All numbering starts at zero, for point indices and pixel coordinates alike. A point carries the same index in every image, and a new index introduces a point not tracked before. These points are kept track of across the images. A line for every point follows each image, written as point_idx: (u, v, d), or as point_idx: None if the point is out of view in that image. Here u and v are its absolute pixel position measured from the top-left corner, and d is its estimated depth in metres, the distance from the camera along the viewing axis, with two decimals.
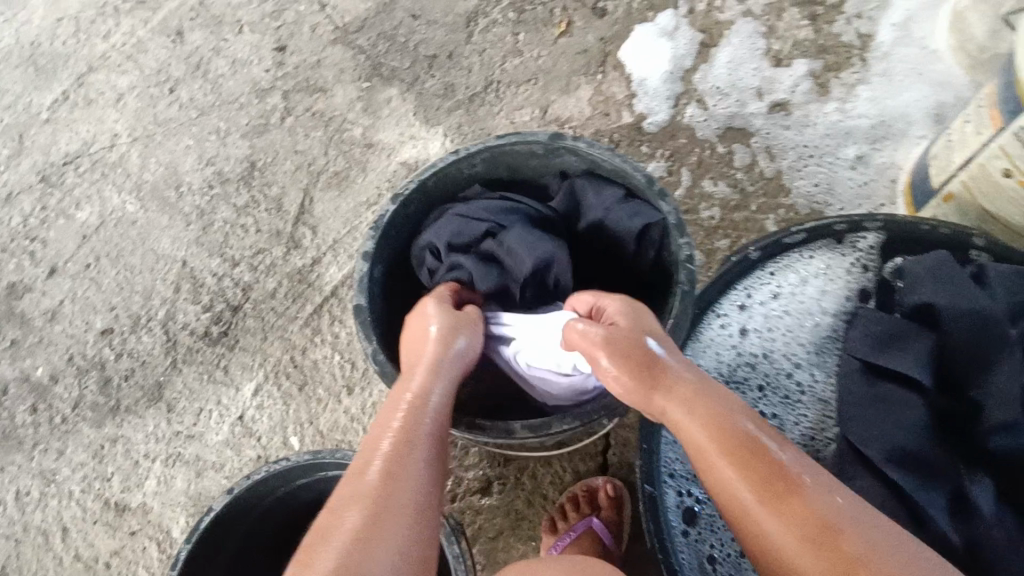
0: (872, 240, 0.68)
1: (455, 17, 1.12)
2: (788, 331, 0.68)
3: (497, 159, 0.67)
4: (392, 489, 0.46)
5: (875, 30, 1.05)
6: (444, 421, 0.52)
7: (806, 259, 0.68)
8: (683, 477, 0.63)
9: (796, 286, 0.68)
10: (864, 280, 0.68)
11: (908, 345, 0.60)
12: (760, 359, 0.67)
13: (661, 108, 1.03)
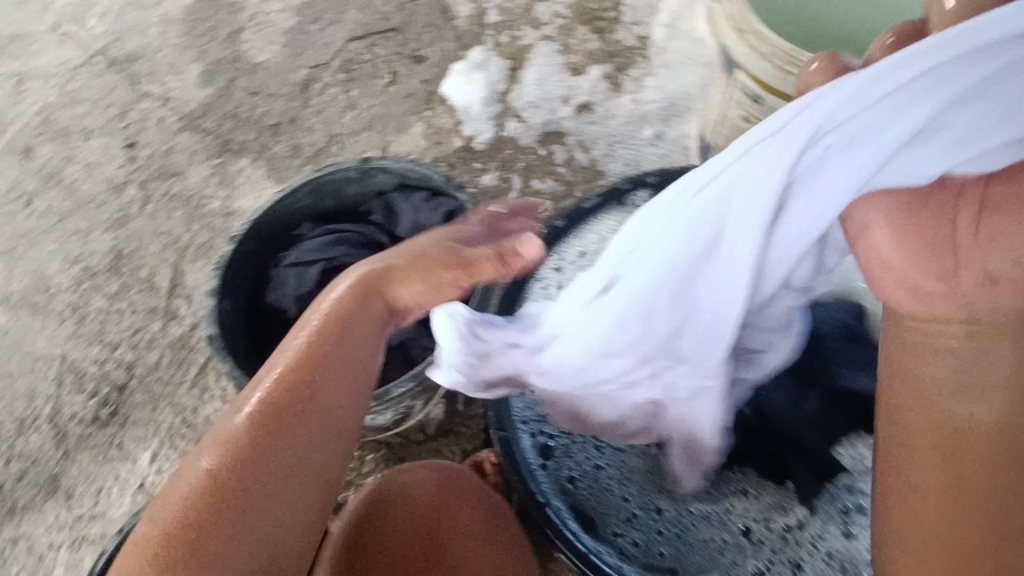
0: (644, 195, 0.82)
1: (290, 87, 1.23)
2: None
3: (320, 194, 0.76)
4: (255, 439, 0.51)
5: (650, 31, 1.24)
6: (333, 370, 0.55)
7: (599, 220, 0.82)
8: (535, 419, 0.72)
9: (597, 242, 0.80)
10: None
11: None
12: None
13: (486, 128, 1.17)
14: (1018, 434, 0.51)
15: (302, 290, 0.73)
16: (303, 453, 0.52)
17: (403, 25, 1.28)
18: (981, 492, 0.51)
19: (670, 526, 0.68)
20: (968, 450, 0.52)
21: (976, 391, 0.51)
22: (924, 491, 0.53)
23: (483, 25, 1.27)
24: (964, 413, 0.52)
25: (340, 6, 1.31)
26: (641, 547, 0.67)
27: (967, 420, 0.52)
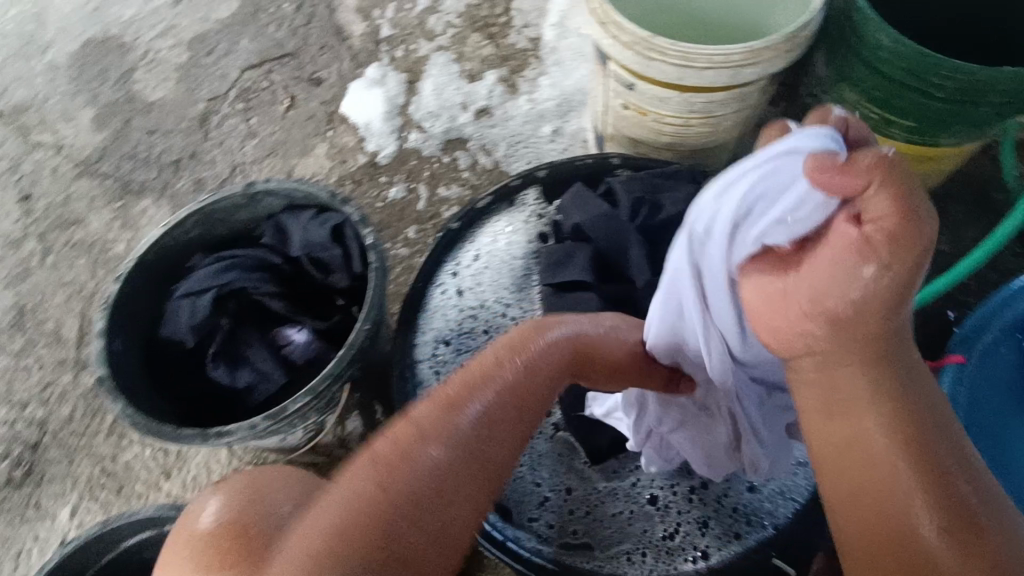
0: (534, 195, 0.87)
1: (188, 122, 1.22)
2: (495, 280, 0.84)
3: (207, 222, 0.76)
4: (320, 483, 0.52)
5: (541, 32, 1.27)
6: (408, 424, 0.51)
7: (492, 221, 0.86)
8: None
9: (489, 244, 0.85)
10: (541, 226, 0.86)
11: (577, 257, 0.77)
12: (480, 309, 0.83)
13: (388, 142, 1.18)
14: (918, 455, 0.46)
15: (197, 321, 0.71)
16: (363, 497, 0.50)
17: (297, 49, 1.28)
18: (901, 526, 0.45)
19: (579, 505, 0.75)
20: (868, 462, 0.47)
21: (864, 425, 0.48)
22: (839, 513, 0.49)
23: (377, 42, 1.28)
24: (854, 434, 0.48)
25: (233, 36, 1.30)
26: (555, 528, 0.74)
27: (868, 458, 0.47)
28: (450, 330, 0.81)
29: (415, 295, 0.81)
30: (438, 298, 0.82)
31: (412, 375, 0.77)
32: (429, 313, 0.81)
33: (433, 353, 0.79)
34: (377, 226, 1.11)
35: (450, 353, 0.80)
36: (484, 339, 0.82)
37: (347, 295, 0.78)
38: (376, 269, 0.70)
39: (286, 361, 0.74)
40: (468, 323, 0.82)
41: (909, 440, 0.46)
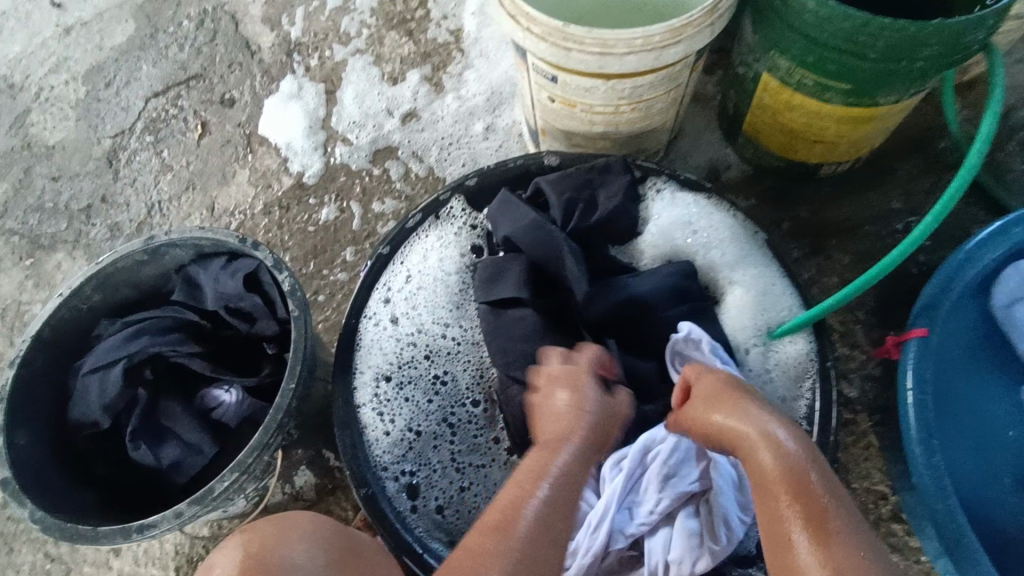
0: (458, 204, 0.81)
1: (95, 162, 1.14)
2: (429, 301, 0.79)
3: (110, 284, 0.70)
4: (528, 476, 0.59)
5: (461, 22, 1.18)
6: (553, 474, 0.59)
7: (419, 239, 0.80)
8: (394, 464, 0.72)
9: (421, 263, 0.79)
10: (474, 237, 0.82)
11: (511, 271, 0.74)
12: (419, 334, 0.78)
13: (313, 160, 1.11)
14: (804, 510, 0.51)
15: (108, 399, 0.66)
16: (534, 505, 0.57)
17: (204, 70, 1.19)
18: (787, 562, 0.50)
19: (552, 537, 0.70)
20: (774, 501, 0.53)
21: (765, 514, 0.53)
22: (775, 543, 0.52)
23: (288, 52, 1.19)
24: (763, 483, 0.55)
25: (132, 63, 1.21)
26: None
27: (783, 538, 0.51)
28: (389, 363, 0.76)
29: (346, 333, 0.75)
30: (372, 329, 0.76)
31: (354, 421, 0.72)
32: (365, 349, 0.75)
33: (374, 392, 0.74)
34: (312, 252, 1.05)
35: (392, 390, 0.75)
36: (427, 365, 0.77)
37: (276, 342, 0.72)
38: (297, 319, 0.64)
39: (218, 426, 0.68)
40: (408, 351, 0.77)
41: (799, 495, 0.52)
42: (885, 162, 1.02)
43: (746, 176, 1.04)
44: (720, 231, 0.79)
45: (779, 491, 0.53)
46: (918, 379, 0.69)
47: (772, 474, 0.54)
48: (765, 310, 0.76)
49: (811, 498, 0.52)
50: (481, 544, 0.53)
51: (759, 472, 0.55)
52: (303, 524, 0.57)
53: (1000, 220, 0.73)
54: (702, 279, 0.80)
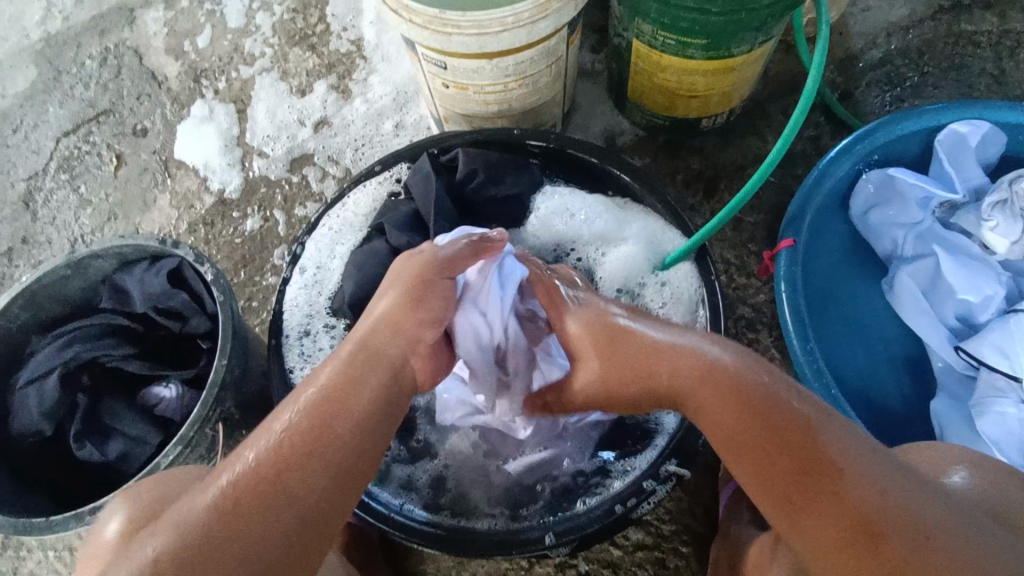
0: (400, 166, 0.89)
1: (12, 207, 1.16)
2: (339, 245, 0.88)
3: (37, 302, 0.73)
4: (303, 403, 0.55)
5: (361, 32, 1.24)
6: (320, 408, 0.54)
7: (355, 186, 0.88)
8: None
9: (334, 213, 0.88)
10: (393, 187, 0.90)
11: (398, 210, 0.85)
12: (323, 274, 0.87)
13: (232, 176, 1.14)
14: (788, 454, 0.55)
15: (48, 406, 0.69)
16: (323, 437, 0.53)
17: (113, 105, 1.22)
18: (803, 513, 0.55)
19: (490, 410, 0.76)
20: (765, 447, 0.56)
21: (721, 428, 0.59)
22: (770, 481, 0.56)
23: (196, 78, 1.23)
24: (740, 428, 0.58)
25: (38, 107, 1.22)
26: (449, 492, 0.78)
27: (782, 492, 0.56)
28: (307, 318, 0.85)
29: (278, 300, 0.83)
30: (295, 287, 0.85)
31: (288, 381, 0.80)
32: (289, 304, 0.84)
33: (302, 352, 0.83)
34: (242, 261, 1.09)
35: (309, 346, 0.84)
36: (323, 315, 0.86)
37: (210, 336, 0.76)
38: (222, 304, 0.68)
39: (161, 419, 0.71)
40: (309, 300, 0.86)
41: (776, 439, 0.56)
42: (758, 111, 1.13)
43: (638, 138, 1.13)
44: (594, 206, 0.89)
45: (755, 434, 0.57)
46: (791, 284, 0.79)
47: (736, 417, 0.58)
48: (655, 253, 0.86)
49: (782, 437, 0.56)
50: (283, 455, 0.51)
51: (727, 415, 0.58)
52: (299, 511, 0.50)
53: (846, 137, 0.84)
54: (593, 247, 0.90)
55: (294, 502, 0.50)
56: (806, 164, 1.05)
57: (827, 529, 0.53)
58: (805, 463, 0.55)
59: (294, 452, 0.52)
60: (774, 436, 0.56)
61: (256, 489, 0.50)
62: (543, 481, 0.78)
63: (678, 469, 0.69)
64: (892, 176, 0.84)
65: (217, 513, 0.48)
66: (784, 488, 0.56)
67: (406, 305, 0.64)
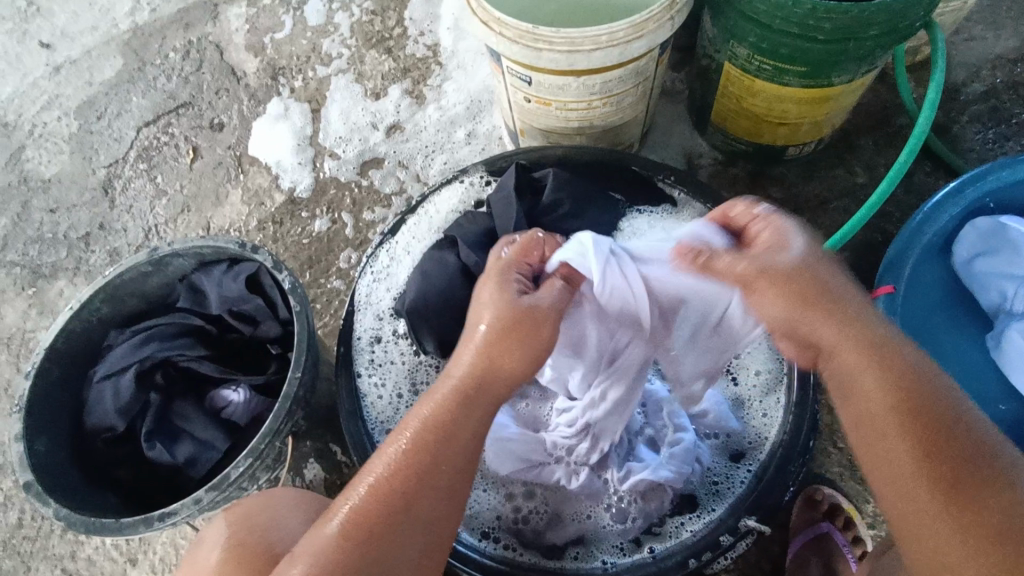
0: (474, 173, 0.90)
1: (91, 193, 1.19)
2: (415, 242, 0.89)
3: (117, 296, 0.75)
4: (432, 424, 0.56)
5: (438, 38, 1.23)
6: (449, 431, 0.56)
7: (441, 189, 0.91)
8: (386, 421, 0.80)
9: (414, 214, 0.89)
10: (481, 193, 0.91)
11: (472, 226, 0.84)
12: (395, 268, 0.89)
13: (303, 176, 1.15)
14: (935, 446, 0.51)
15: (122, 403, 0.70)
16: (451, 464, 0.56)
17: (192, 98, 1.24)
18: (953, 515, 0.49)
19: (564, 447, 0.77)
20: (920, 438, 0.51)
21: (861, 411, 0.54)
22: (903, 475, 0.51)
23: (274, 75, 1.24)
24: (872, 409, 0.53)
25: (122, 96, 1.25)
26: (505, 532, 0.78)
27: (909, 491, 0.51)
28: (378, 321, 0.86)
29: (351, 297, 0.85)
30: (365, 283, 0.86)
31: (356, 390, 0.80)
32: (359, 298, 0.86)
33: (371, 356, 0.84)
34: (308, 262, 1.09)
35: (377, 351, 0.85)
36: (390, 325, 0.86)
37: (280, 342, 0.75)
38: (297, 313, 0.68)
39: (227, 423, 0.72)
40: (376, 301, 0.87)
41: (919, 424, 0.51)
42: (847, 142, 1.07)
43: (716, 162, 1.09)
44: None
45: (903, 421, 0.52)
46: None
47: (885, 401, 0.53)
48: None
49: (933, 431, 0.51)
50: (405, 490, 0.55)
51: (866, 396, 0.54)
52: (429, 515, 0.55)
53: (955, 180, 0.79)
54: None
55: (422, 524, 0.55)
56: (898, 202, 0.99)
57: (949, 526, 0.49)
58: (953, 455, 0.50)
59: (409, 490, 0.55)
60: (916, 419, 0.52)
61: (385, 519, 0.54)
62: (602, 535, 0.76)
63: (757, 526, 0.69)
64: (1001, 225, 0.79)
65: (360, 521, 0.54)
66: (926, 487, 0.50)
67: (517, 355, 0.57)
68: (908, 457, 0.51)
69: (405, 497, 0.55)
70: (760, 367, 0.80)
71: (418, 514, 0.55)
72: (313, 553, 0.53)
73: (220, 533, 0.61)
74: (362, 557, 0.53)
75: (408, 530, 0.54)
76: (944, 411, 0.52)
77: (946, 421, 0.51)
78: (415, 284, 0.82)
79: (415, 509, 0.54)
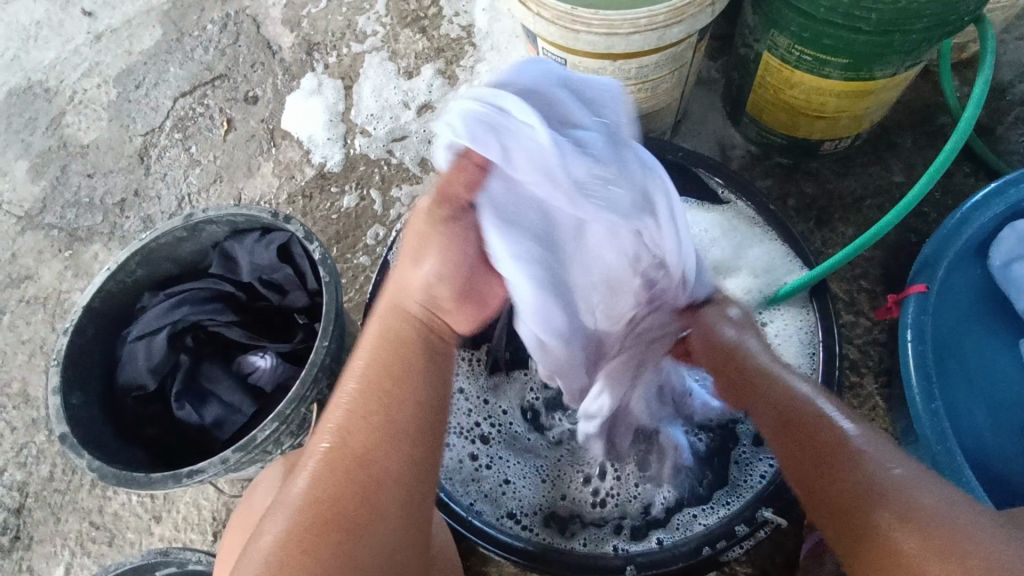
0: None
1: (127, 159, 1.21)
2: None
3: (152, 259, 0.76)
4: (374, 357, 0.57)
5: (473, 18, 1.22)
6: (386, 363, 0.57)
7: None
8: None
9: None
10: None
11: None
12: None
13: (334, 151, 1.16)
14: (792, 435, 0.56)
15: (154, 363, 0.73)
16: (411, 395, 0.55)
17: (228, 70, 1.25)
18: (844, 533, 0.51)
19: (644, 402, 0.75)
20: (788, 434, 0.56)
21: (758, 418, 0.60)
22: (811, 493, 0.54)
23: (308, 51, 1.24)
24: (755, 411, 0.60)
25: (161, 66, 1.27)
26: (526, 516, 0.78)
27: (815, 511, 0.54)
28: None
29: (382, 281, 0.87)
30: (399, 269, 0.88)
31: None
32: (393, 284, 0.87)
33: None
34: (335, 237, 1.10)
35: None
36: None
37: (307, 313, 0.77)
38: (328, 285, 0.69)
39: (254, 389, 0.74)
40: None
41: (786, 423, 0.56)
42: (885, 140, 1.05)
43: (748, 153, 1.08)
44: (714, 233, 0.86)
45: (779, 424, 0.57)
46: (918, 333, 0.74)
47: (770, 406, 0.58)
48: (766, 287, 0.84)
49: (800, 431, 0.55)
50: (359, 436, 0.53)
51: (760, 412, 0.59)
52: (390, 451, 0.53)
53: (996, 181, 0.77)
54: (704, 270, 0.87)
55: (392, 464, 0.52)
56: (934, 203, 0.97)
57: (845, 533, 0.51)
58: (822, 458, 0.53)
59: (365, 427, 0.53)
60: (787, 426, 0.56)
61: (348, 462, 0.52)
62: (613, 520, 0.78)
63: (774, 517, 0.70)
64: None
65: (329, 461, 0.52)
66: (831, 502, 0.52)
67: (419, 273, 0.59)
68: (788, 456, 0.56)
69: (366, 431, 0.53)
70: (791, 361, 0.80)
71: (382, 448, 0.52)
72: (284, 512, 0.51)
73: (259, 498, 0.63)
74: (337, 494, 0.51)
75: (380, 466, 0.52)
76: (809, 416, 0.55)
77: (808, 417, 0.55)
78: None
79: (378, 438, 0.53)
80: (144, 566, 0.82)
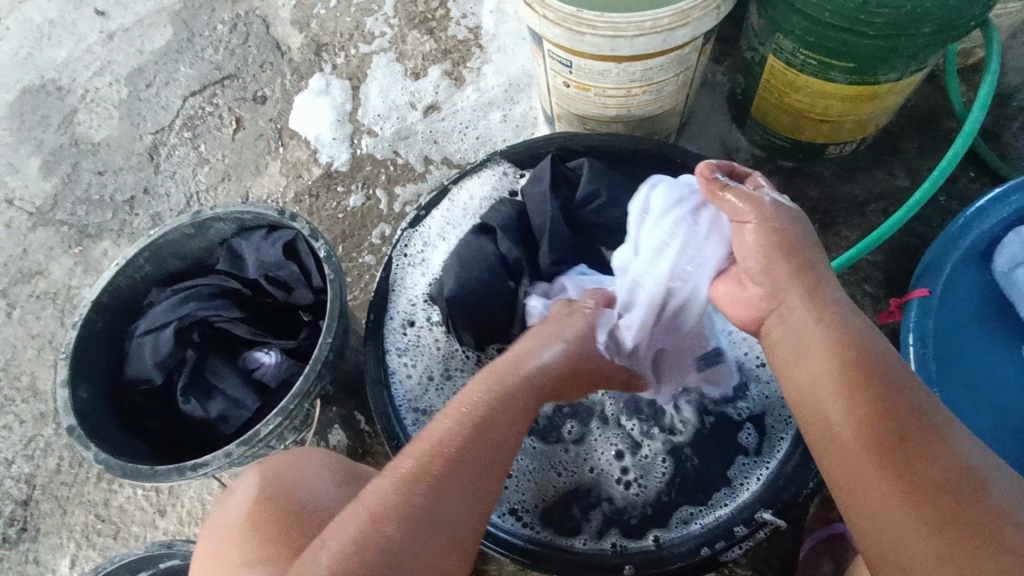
0: (507, 167, 0.91)
1: (137, 157, 1.23)
2: (450, 229, 0.91)
3: (160, 254, 0.77)
4: (493, 411, 0.61)
5: (480, 20, 1.23)
6: (498, 421, 0.61)
7: (478, 176, 0.91)
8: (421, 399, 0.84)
9: (447, 198, 0.90)
10: (513, 185, 0.92)
11: (504, 211, 0.85)
12: (428, 253, 0.90)
13: (341, 151, 1.17)
14: (863, 396, 0.52)
15: (160, 357, 0.74)
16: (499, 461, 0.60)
17: (237, 70, 1.26)
18: (891, 510, 0.49)
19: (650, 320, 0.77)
20: (854, 395, 0.53)
21: (806, 371, 0.56)
22: (859, 457, 0.51)
23: (317, 51, 1.25)
24: (806, 367, 0.57)
25: (171, 65, 1.29)
26: (526, 512, 0.79)
27: (849, 476, 0.52)
28: (412, 306, 0.88)
29: (385, 278, 0.86)
30: (401, 265, 0.87)
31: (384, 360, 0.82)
32: (396, 281, 0.87)
33: (402, 338, 0.86)
34: (341, 236, 1.11)
35: (413, 334, 0.87)
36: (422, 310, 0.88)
37: (312, 309, 0.78)
38: (332, 280, 0.70)
39: (259, 384, 0.74)
40: (410, 282, 0.88)
41: (862, 381, 0.53)
42: (890, 144, 1.05)
43: (752, 157, 1.08)
44: None
45: (846, 378, 0.53)
46: (919, 336, 0.75)
47: (824, 358, 0.55)
48: None
49: (868, 387, 0.53)
50: (449, 481, 0.56)
51: (809, 368, 0.56)
52: (460, 509, 0.56)
53: (1000, 186, 0.79)
54: None
55: (457, 522, 0.56)
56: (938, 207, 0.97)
57: (899, 511, 0.49)
58: (901, 435, 0.50)
59: (456, 477, 0.57)
60: (857, 382, 0.53)
61: (428, 501, 0.55)
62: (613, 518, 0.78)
63: (773, 519, 0.69)
64: None
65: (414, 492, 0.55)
66: (887, 472, 0.50)
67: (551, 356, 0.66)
68: (855, 415, 0.52)
69: (458, 483, 0.56)
70: None
71: (459, 504, 0.56)
72: (351, 527, 0.53)
73: (249, 486, 0.63)
74: (414, 533, 0.53)
75: (451, 519, 0.55)
76: (880, 387, 0.52)
77: (888, 387, 0.52)
78: (453, 271, 0.81)
79: (465, 496, 0.56)
80: (148, 559, 0.83)
